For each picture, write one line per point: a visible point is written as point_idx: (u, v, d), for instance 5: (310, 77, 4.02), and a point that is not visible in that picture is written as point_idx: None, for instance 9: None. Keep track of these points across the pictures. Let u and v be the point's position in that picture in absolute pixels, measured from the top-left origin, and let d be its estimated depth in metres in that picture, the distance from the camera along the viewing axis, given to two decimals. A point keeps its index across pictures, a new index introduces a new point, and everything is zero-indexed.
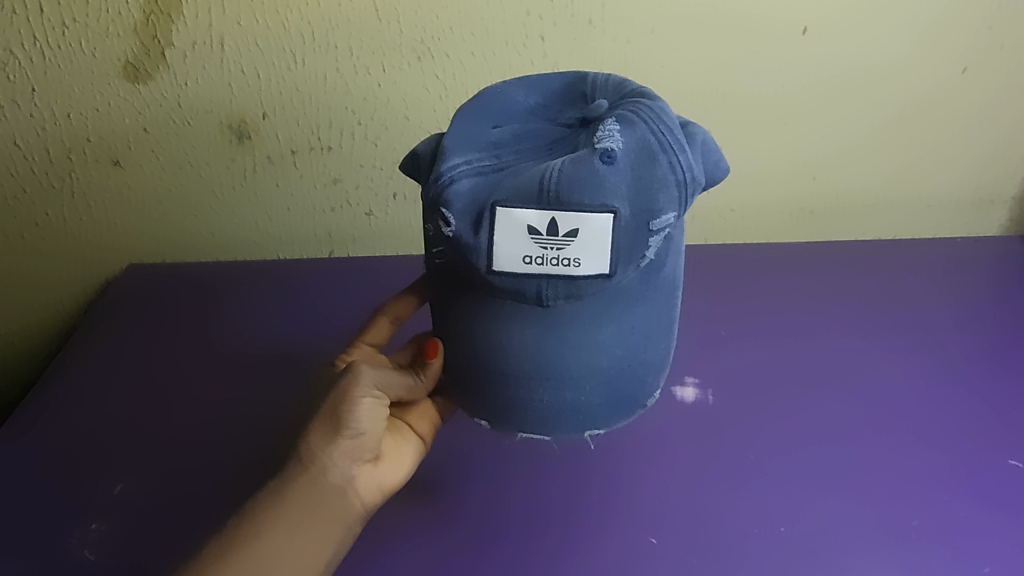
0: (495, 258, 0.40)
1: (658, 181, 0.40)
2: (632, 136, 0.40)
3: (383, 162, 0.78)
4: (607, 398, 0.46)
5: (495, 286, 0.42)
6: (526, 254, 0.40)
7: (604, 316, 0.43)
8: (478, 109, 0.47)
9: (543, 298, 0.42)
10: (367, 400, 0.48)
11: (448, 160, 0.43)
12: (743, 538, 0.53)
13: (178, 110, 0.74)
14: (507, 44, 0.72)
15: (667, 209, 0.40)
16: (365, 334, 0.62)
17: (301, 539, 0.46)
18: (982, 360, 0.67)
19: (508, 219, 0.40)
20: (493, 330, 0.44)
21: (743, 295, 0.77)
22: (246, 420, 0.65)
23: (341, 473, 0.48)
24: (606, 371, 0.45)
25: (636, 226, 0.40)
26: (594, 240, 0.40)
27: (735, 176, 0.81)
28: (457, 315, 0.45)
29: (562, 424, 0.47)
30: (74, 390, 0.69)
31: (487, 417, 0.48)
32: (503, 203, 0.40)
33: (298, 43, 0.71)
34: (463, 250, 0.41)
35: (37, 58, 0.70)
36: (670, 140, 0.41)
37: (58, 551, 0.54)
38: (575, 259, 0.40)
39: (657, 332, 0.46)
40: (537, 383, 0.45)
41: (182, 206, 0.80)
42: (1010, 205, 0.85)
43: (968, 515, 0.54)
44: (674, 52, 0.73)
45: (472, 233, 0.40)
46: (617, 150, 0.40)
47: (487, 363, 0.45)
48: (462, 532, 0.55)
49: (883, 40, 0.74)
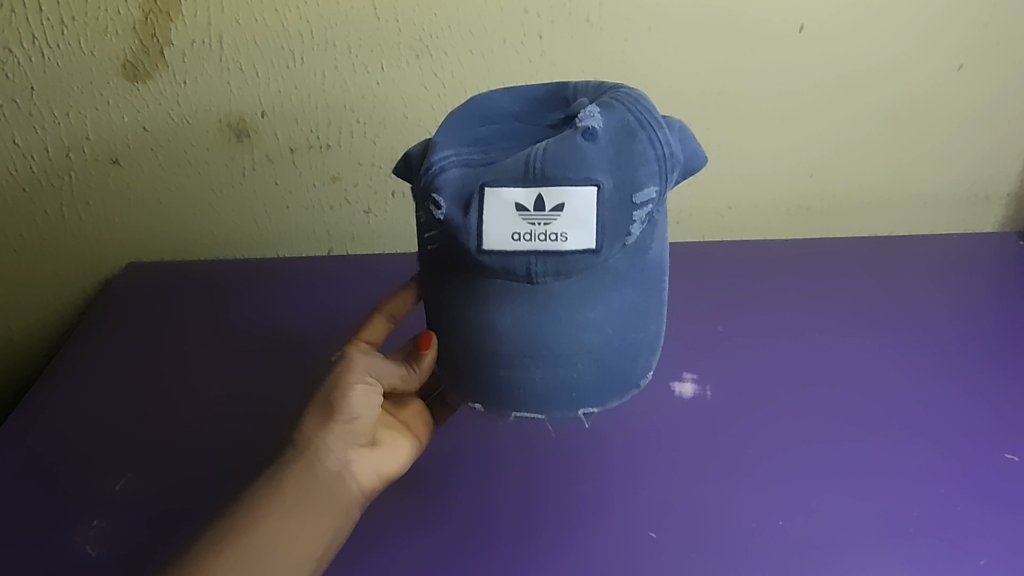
0: (484, 237, 0.41)
1: (639, 155, 0.42)
2: (613, 116, 0.42)
3: (381, 160, 0.78)
4: (602, 375, 0.47)
5: (488, 266, 0.42)
6: (515, 230, 0.41)
7: (592, 293, 0.44)
8: (463, 115, 0.48)
9: (532, 275, 0.42)
10: (361, 386, 0.50)
11: (439, 154, 0.44)
12: (744, 533, 0.53)
13: (177, 108, 0.74)
14: (504, 42, 0.72)
15: (649, 183, 0.42)
16: (362, 331, 0.60)
17: (295, 523, 0.46)
18: (979, 356, 0.67)
19: (495, 198, 0.41)
20: (482, 310, 0.45)
21: (742, 293, 0.78)
22: (244, 415, 0.65)
23: (336, 458, 0.49)
24: (599, 348, 0.45)
25: (620, 199, 0.41)
26: (580, 213, 0.41)
27: (732, 174, 0.81)
28: (448, 300, 0.46)
29: (555, 403, 0.47)
30: (73, 386, 0.70)
31: (480, 400, 0.48)
32: (491, 184, 0.41)
33: (297, 42, 0.71)
34: (452, 232, 0.42)
35: (36, 56, 0.71)
36: (649, 119, 0.43)
37: (56, 548, 0.54)
38: (563, 234, 0.41)
39: (646, 314, 0.47)
40: (528, 360, 0.45)
41: (182, 204, 0.81)
42: (1007, 202, 0.85)
43: (964, 509, 0.54)
44: (669, 51, 0.73)
45: (461, 215, 0.41)
46: (597, 128, 0.42)
47: (475, 344, 0.46)
48: (458, 523, 0.55)
49: (878, 38, 0.74)
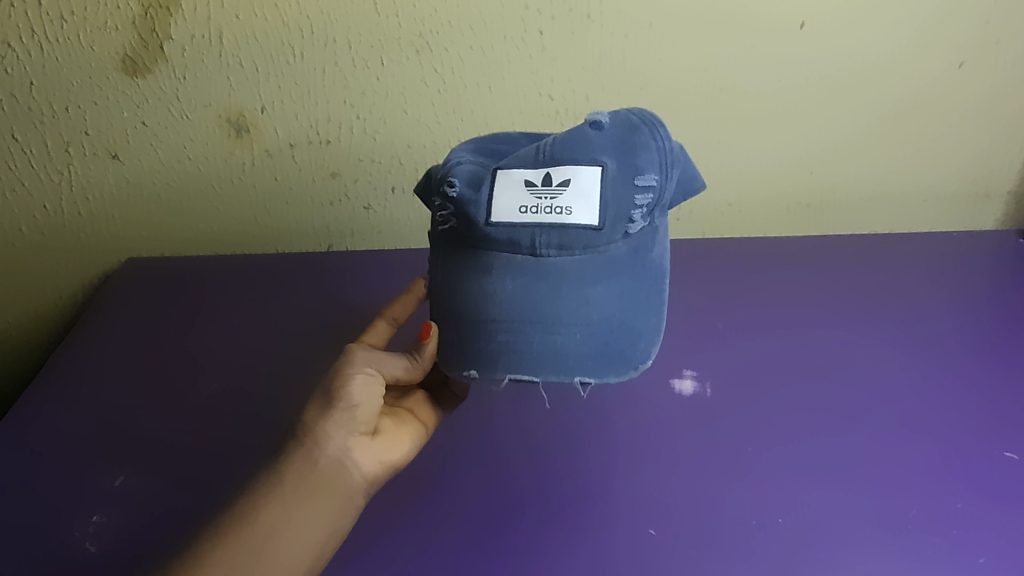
0: (494, 210, 0.51)
1: (641, 144, 0.52)
2: (619, 117, 0.53)
3: (381, 156, 0.78)
4: (600, 350, 0.52)
5: (492, 238, 0.51)
6: (524, 204, 0.50)
7: (593, 273, 0.51)
8: (481, 137, 0.58)
9: (536, 247, 0.51)
10: (362, 376, 0.52)
11: (455, 155, 0.55)
12: (746, 529, 0.53)
13: (177, 103, 0.74)
14: (505, 38, 0.72)
15: (650, 170, 0.51)
16: (365, 335, 0.60)
17: (296, 512, 0.47)
18: (978, 352, 0.67)
19: (509, 178, 0.51)
20: (487, 283, 0.52)
21: (742, 289, 0.78)
22: (244, 407, 0.65)
23: (337, 445, 0.50)
24: (599, 323, 0.51)
25: (622, 179, 0.51)
26: (582, 190, 0.50)
27: (730, 170, 0.81)
28: (452, 276, 0.53)
29: (553, 371, 0.51)
30: (75, 379, 0.70)
31: (476, 366, 0.52)
32: (503, 168, 0.51)
33: (296, 37, 0.71)
34: (463, 207, 0.51)
35: (35, 50, 0.70)
36: (652, 121, 0.53)
37: (56, 543, 0.54)
38: (566, 208, 0.50)
39: (646, 306, 0.53)
40: (528, 326, 0.51)
41: (181, 199, 0.81)
42: (1006, 199, 0.85)
43: (964, 506, 0.54)
44: (669, 47, 0.73)
45: (473, 193, 0.51)
46: (604, 121, 0.53)
47: (480, 315, 0.52)
48: (457, 512, 0.55)
49: (880, 36, 0.73)
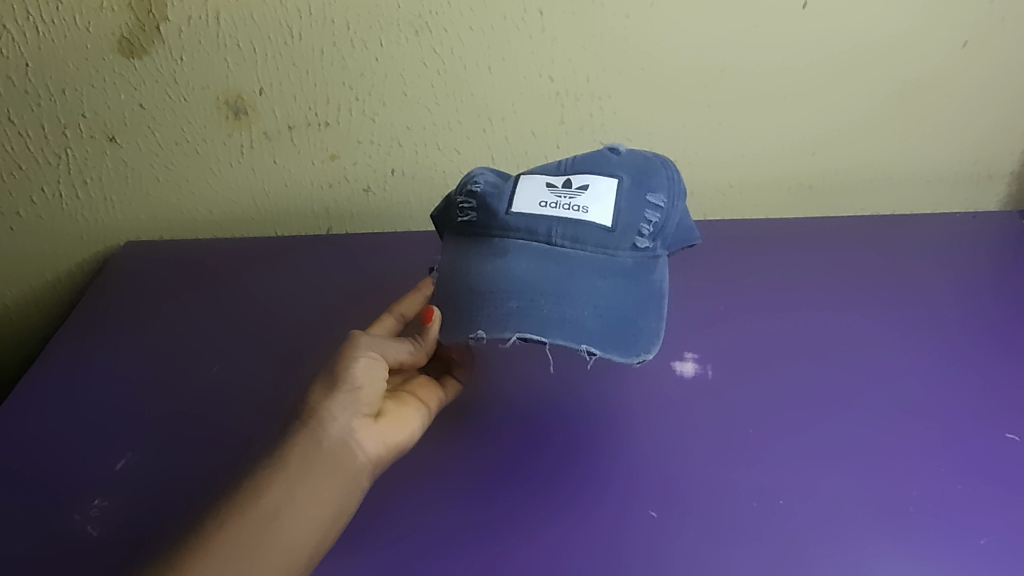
0: (517, 202, 0.57)
1: (654, 170, 0.59)
2: (635, 151, 0.61)
3: (380, 137, 0.78)
4: (606, 327, 0.52)
5: (512, 226, 0.56)
6: (544, 200, 0.57)
7: (602, 270, 0.55)
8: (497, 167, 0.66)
9: (552, 237, 0.56)
10: (365, 359, 0.53)
11: (474, 172, 0.62)
12: (747, 512, 0.53)
13: (174, 85, 0.73)
14: (505, 18, 0.71)
15: (659, 189, 0.58)
16: (371, 328, 0.60)
17: (303, 494, 0.47)
18: (981, 335, 0.67)
19: (532, 181, 0.58)
20: (502, 262, 0.55)
21: (744, 270, 0.77)
22: (244, 390, 0.65)
23: (342, 426, 0.50)
24: (604, 308, 0.53)
25: (634, 192, 0.57)
26: (598, 195, 0.57)
27: (731, 151, 0.81)
28: (465, 261, 0.56)
29: (561, 331, 0.51)
30: (75, 363, 0.70)
31: (483, 326, 0.52)
32: (528, 174, 0.59)
33: (294, 17, 0.70)
34: (486, 199, 0.58)
35: (30, 32, 0.70)
36: (664, 159, 0.61)
37: (58, 527, 0.54)
38: (582, 207, 0.56)
39: (648, 309, 0.54)
40: (541, 296, 0.53)
41: (179, 182, 0.80)
42: (1009, 179, 0.84)
43: (965, 488, 0.54)
44: (673, 26, 0.72)
45: (497, 190, 0.58)
46: (622, 150, 0.61)
47: (491, 288, 0.54)
48: (459, 489, 0.56)
49: (884, 16, 0.72)
